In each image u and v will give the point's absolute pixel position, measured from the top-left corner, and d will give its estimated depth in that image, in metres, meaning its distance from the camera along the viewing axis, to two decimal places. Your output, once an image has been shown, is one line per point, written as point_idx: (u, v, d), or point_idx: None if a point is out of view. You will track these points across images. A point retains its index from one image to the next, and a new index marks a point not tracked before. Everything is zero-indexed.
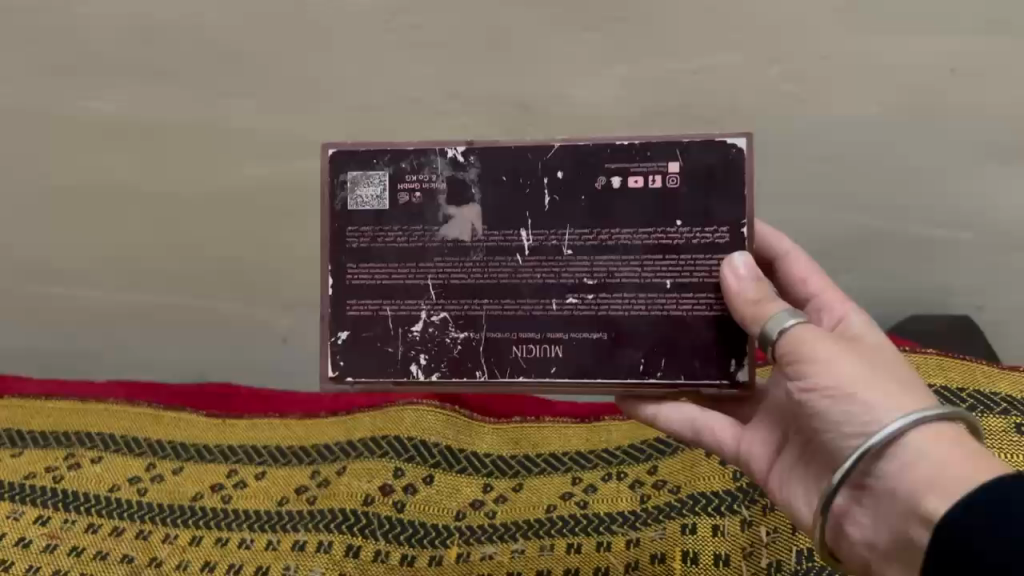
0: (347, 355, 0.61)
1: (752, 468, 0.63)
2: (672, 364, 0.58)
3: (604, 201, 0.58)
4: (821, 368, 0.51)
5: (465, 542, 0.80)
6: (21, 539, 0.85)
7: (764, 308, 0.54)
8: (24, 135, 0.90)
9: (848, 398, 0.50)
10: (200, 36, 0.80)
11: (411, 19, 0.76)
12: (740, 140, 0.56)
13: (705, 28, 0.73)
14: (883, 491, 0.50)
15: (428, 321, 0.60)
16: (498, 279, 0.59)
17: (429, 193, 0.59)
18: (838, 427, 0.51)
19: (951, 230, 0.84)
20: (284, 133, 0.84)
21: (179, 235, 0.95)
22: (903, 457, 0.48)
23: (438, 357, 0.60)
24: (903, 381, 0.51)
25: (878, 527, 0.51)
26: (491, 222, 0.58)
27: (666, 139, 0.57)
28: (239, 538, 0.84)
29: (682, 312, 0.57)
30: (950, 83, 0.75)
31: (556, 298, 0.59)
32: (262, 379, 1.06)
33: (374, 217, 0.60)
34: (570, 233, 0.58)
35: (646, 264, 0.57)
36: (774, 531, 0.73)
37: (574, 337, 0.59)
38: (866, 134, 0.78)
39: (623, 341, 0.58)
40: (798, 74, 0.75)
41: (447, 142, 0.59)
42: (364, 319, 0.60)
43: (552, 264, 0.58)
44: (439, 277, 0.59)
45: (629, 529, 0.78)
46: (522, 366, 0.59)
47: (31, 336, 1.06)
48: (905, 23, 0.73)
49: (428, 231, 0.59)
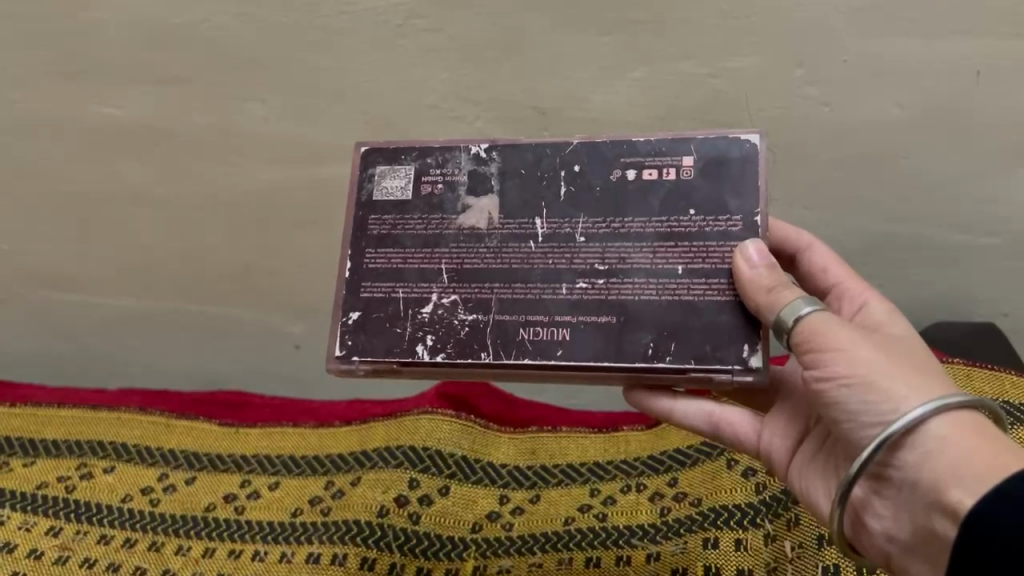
0: (356, 335, 0.59)
1: (772, 462, 0.63)
2: (681, 349, 0.55)
3: (618, 192, 0.58)
4: (839, 356, 0.50)
5: (482, 555, 0.79)
6: (31, 551, 0.84)
7: (778, 295, 0.52)
8: (29, 144, 0.88)
9: (867, 386, 0.49)
10: (205, 45, 0.77)
11: (422, 22, 0.72)
12: (754, 136, 0.57)
13: (722, 32, 0.69)
14: (903, 482, 0.49)
15: (439, 303, 0.58)
16: (510, 264, 0.58)
17: (450, 184, 0.60)
18: (856, 418, 0.50)
19: (975, 236, 0.83)
20: (296, 140, 0.84)
21: (189, 241, 0.96)
22: (922, 446, 0.48)
23: (445, 339, 0.58)
24: (926, 370, 0.50)
25: (899, 519, 0.51)
26: (507, 212, 0.59)
27: (681, 136, 0.58)
28: (252, 551, 0.83)
29: (693, 297, 0.55)
30: (975, 86, 0.71)
31: (566, 283, 0.57)
32: (281, 382, 1.11)
33: (396, 207, 0.61)
34: (584, 222, 0.58)
35: (658, 251, 0.56)
36: (799, 545, 0.71)
37: (581, 322, 0.56)
38: (890, 134, 0.75)
39: (631, 324, 0.56)
40: (819, 78, 0.72)
41: (473, 140, 0.61)
42: (376, 301, 0.59)
43: (564, 249, 0.57)
44: (453, 263, 0.59)
45: (649, 543, 0.76)
46: (527, 349, 0.56)
47: (42, 339, 1.10)
48: (931, 25, 0.68)
49: (446, 219, 0.60)
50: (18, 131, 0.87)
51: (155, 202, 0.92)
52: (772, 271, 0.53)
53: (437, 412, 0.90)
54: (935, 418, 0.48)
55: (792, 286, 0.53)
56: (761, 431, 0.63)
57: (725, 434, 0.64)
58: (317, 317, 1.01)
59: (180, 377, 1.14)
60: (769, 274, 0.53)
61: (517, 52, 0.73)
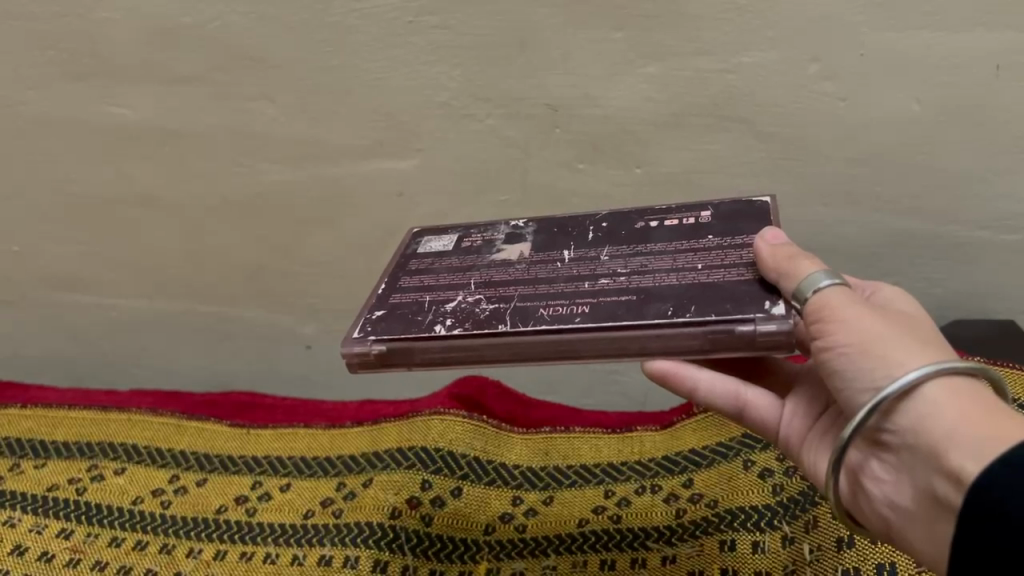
0: (377, 323, 0.59)
1: (789, 444, 0.62)
2: (702, 307, 0.53)
3: (642, 233, 0.62)
4: (842, 324, 0.50)
5: (495, 557, 0.79)
6: (43, 553, 0.84)
7: (798, 264, 0.52)
8: (38, 146, 0.88)
9: (867, 353, 0.49)
10: (213, 44, 0.77)
11: (431, 19, 0.72)
12: (766, 197, 0.63)
13: (735, 26, 0.69)
14: (901, 446, 0.49)
15: (462, 300, 0.58)
16: (536, 276, 0.59)
17: (488, 240, 0.65)
18: (854, 384, 0.50)
19: (994, 232, 0.81)
20: (306, 138, 0.83)
21: (200, 243, 0.96)
22: (917, 411, 0.47)
23: (464, 319, 0.56)
24: (928, 341, 0.50)
25: (898, 484, 0.50)
26: (537, 249, 0.63)
27: (700, 203, 0.64)
28: (264, 553, 0.82)
29: (712, 279, 0.55)
30: (995, 80, 0.70)
31: (588, 282, 0.58)
32: (293, 382, 1.11)
33: (436, 254, 0.66)
34: (608, 250, 0.61)
35: (677, 259, 0.58)
36: (817, 548, 0.69)
37: (603, 300, 0.55)
38: (906, 130, 0.74)
39: (649, 299, 0.54)
40: (835, 73, 0.71)
41: (512, 219, 0.67)
42: (402, 303, 0.60)
43: (588, 263, 0.60)
44: (481, 278, 0.60)
45: (664, 545, 0.76)
46: (545, 319, 0.55)
47: (52, 340, 1.10)
48: (947, 18, 0.67)
49: (480, 256, 0.63)
50: (29, 133, 0.87)
51: (166, 204, 0.92)
52: (785, 248, 0.54)
53: (450, 412, 0.90)
54: (932, 384, 0.47)
55: (813, 260, 0.53)
56: (780, 415, 0.63)
57: (750, 416, 0.64)
58: (327, 318, 1.01)
59: (191, 378, 1.14)
60: (788, 248, 0.54)
61: (529, 49, 0.72)
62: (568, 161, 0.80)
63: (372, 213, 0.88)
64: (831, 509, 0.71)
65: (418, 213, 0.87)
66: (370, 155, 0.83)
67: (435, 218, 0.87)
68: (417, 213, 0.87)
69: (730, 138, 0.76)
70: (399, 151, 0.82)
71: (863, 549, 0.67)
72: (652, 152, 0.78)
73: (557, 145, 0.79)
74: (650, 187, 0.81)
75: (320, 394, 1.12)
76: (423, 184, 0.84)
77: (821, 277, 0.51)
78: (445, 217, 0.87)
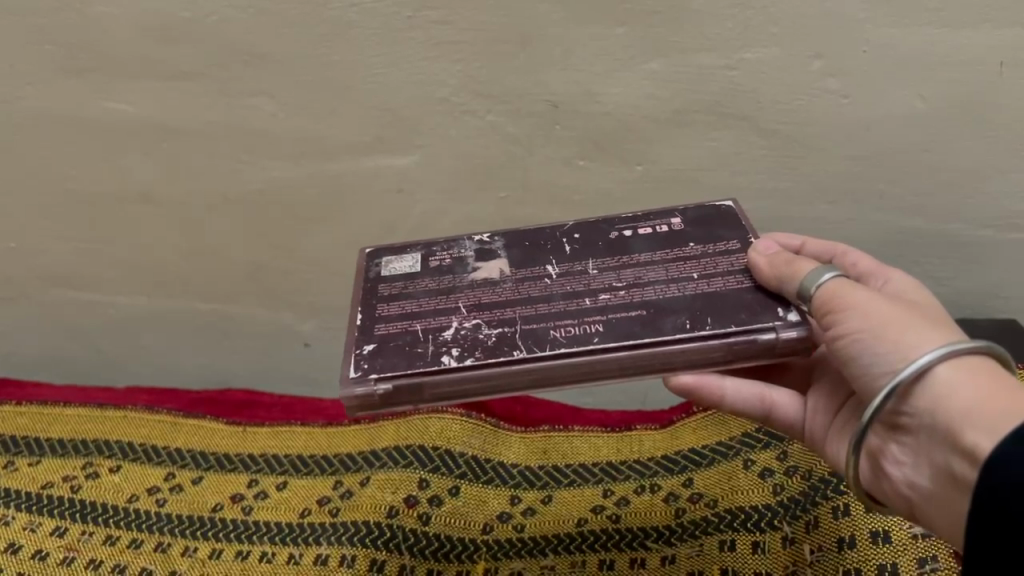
0: (372, 359, 0.56)
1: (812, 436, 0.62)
2: (719, 318, 0.54)
3: (621, 243, 0.61)
4: (853, 312, 0.49)
5: (493, 557, 0.78)
6: (37, 552, 0.83)
7: (797, 266, 0.53)
8: (34, 142, 0.87)
9: (879, 338, 0.48)
10: (212, 38, 0.76)
11: (433, 14, 0.71)
12: (730, 202, 0.64)
13: (738, 23, 0.68)
14: (918, 428, 0.48)
15: (460, 327, 0.57)
16: (529, 293, 0.59)
17: (458, 258, 0.63)
18: (868, 371, 0.49)
19: (998, 231, 0.81)
20: (306, 134, 0.82)
21: (198, 240, 0.95)
22: (932, 392, 0.46)
23: (471, 348, 0.56)
24: (940, 324, 0.49)
25: (919, 465, 0.49)
26: (517, 265, 0.62)
27: (664, 208, 0.64)
28: (261, 551, 0.81)
29: (716, 289, 0.56)
30: (998, 77, 0.69)
31: (589, 298, 0.57)
32: (292, 381, 1.11)
33: (405, 277, 0.63)
34: (593, 262, 0.60)
35: (670, 269, 0.58)
36: (819, 549, 0.69)
37: (612, 317, 0.55)
38: (909, 128, 0.74)
39: (661, 312, 0.55)
40: (839, 70, 0.70)
41: (474, 232, 0.66)
42: (392, 334, 0.58)
43: (578, 278, 0.59)
44: (470, 300, 0.59)
45: (663, 545, 0.75)
46: (560, 342, 0.54)
47: (48, 338, 1.10)
48: (951, 16, 0.66)
49: (457, 277, 0.62)
50: (26, 130, 0.86)
51: (164, 201, 0.91)
52: (779, 255, 0.55)
53: (447, 412, 0.90)
54: (946, 365, 0.46)
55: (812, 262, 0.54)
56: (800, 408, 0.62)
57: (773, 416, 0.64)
58: (327, 315, 1.01)
59: (190, 375, 1.14)
60: (783, 254, 0.55)
61: (530, 45, 0.72)
62: (570, 158, 0.79)
63: (373, 211, 0.88)
64: (833, 508, 0.71)
65: (418, 210, 0.87)
66: (370, 152, 0.83)
67: (434, 216, 0.87)
68: (417, 209, 0.87)
69: (732, 135, 0.76)
70: (399, 148, 0.82)
71: (865, 549, 0.67)
72: (654, 150, 0.78)
73: (559, 142, 0.78)
74: (650, 184, 0.80)
75: (319, 393, 1.12)
76: (422, 182, 0.84)
77: (821, 271, 0.52)
78: (445, 214, 0.87)
